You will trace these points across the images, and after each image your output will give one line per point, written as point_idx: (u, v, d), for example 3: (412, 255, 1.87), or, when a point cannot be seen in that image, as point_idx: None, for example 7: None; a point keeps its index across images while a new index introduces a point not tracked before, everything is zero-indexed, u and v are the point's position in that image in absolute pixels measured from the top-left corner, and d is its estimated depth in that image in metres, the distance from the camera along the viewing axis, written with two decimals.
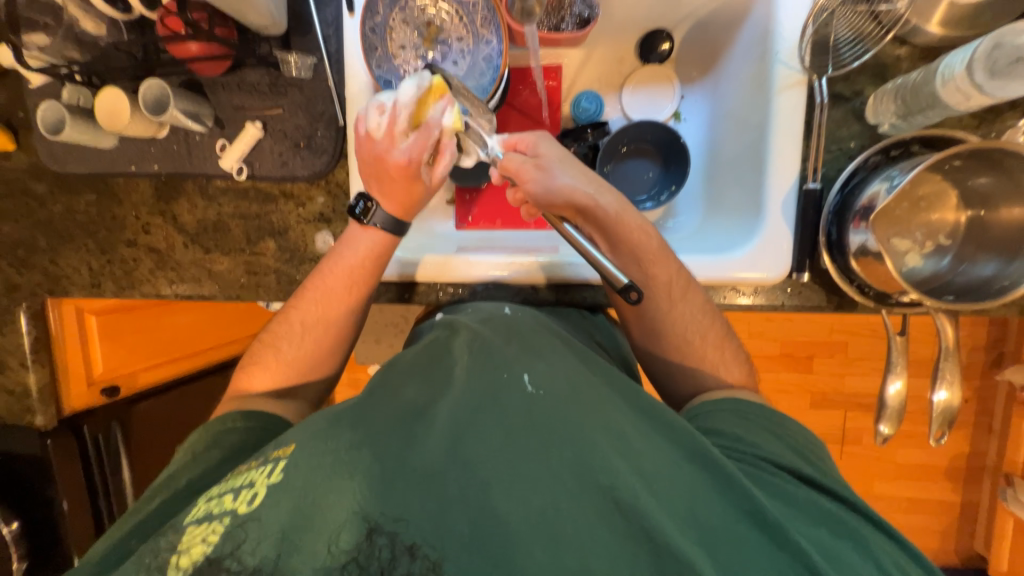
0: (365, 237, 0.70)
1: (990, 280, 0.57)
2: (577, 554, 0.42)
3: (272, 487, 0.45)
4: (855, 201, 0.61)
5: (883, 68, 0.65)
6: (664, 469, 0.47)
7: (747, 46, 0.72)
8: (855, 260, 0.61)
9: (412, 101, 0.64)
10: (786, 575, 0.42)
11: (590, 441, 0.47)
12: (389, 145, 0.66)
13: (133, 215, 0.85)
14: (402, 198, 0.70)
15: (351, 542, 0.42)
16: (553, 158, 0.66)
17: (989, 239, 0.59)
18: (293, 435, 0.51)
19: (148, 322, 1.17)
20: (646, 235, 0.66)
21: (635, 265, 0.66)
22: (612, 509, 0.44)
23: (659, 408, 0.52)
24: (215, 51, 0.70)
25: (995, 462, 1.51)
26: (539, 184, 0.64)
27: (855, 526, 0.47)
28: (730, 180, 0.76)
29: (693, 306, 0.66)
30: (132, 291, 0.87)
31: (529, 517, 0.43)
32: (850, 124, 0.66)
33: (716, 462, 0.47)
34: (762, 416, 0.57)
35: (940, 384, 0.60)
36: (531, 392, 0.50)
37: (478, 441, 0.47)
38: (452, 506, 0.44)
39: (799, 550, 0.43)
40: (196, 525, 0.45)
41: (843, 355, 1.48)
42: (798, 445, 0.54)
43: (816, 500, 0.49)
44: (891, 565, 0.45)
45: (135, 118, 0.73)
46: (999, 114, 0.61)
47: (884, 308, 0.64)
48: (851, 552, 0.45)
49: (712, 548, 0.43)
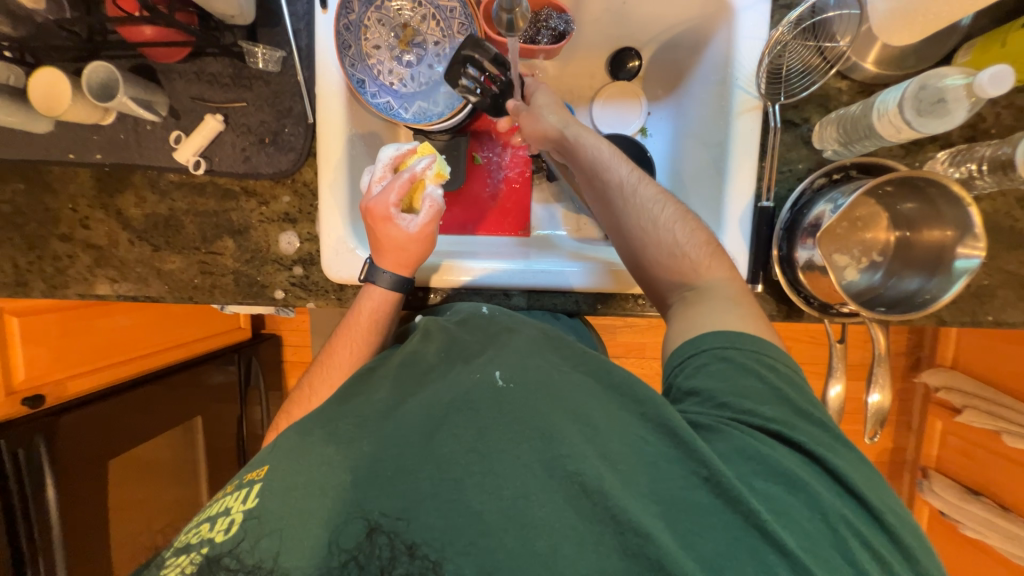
0: (369, 298, 0.71)
1: (916, 293, 0.64)
2: (550, 539, 0.44)
3: (246, 513, 0.48)
4: (804, 219, 0.66)
5: (827, 99, 0.71)
6: (626, 445, 0.49)
7: (708, 70, 0.78)
8: (804, 273, 0.66)
9: (397, 160, 0.71)
10: (738, 538, 0.44)
11: (557, 429, 0.49)
12: (367, 195, 0.68)
13: (69, 208, 0.78)
14: (390, 251, 0.68)
15: (351, 542, 0.45)
16: (544, 97, 0.72)
17: (914, 257, 0.66)
18: (265, 457, 0.54)
19: (77, 325, 1.13)
20: (601, 142, 0.69)
21: (593, 177, 0.69)
22: (579, 493, 0.46)
23: (629, 382, 0.55)
24: (171, 37, 0.67)
25: (913, 457, 1.68)
26: (528, 124, 0.73)
27: (813, 482, 0.48)
28: (692, 194, 0.81)
29: (648, 203, 0.67)
30: (65, 291, 0.80)
31: (500, 508, 0.45)
32: (799, 149, 0.72)
33: (676, 429, 0.49)
34: (745, 358, 0.55)
35: (873, 388, 0.65)
36: (501, 385, 0.54)
37: (455, 433, 0.50)
38: (425, 501, 0.46)
39: (750, 510, 0.44)
40: (175, 556, 0.49)
41: None
42: (777, 389, 0.54)
43: (780, 457, 0.49)
44: (838, 518, 0.46)
45: (76, 102, 0.67)
46: (921, 146, 0.69)
47: (827, 318, 0.70)
48: (800, 505, 0.47)
49: (670, 517, 0.45)
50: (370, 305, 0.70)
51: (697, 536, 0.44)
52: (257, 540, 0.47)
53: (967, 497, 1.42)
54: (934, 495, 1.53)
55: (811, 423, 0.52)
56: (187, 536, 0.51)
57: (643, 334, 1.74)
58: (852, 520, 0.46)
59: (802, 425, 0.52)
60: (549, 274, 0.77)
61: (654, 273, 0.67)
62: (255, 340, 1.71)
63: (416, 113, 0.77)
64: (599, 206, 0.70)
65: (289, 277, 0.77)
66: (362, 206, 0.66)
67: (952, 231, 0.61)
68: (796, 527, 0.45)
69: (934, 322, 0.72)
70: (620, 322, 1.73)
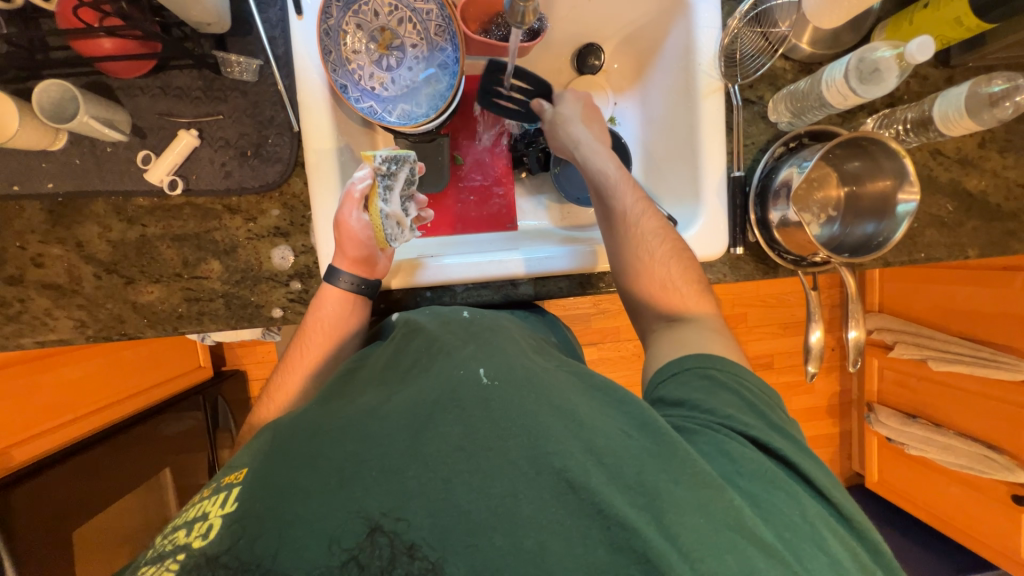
0: (332, 300, 0.70)
1: (872, 236, 0.74)
2: (537, 536, 0.44)
3: (226, 515, 0.48)
4: (773, 182, 0.74)
5: (775, 78, 0.80)
6: (611, 439, 0.51)
7: (667, 60, 0.85)
8: (779, 232, 0.74)
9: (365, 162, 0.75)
10: (722, 531, 0.45)
11: (540, 424, 0.50)
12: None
13: (17, 245, 0.69)
14: (338, 247, 0.69)
15: (352, 541, 0.44)
16: (569, 112, 0.80)
17: (862, 208, 0.76)
18: (245, 460, 0.54)
19: (21, 386, 0.98)
20: (612, 161, 0.77)
21: (599, 195, 0.76)
22: (564, 489, 0.47)
23: (608, 385, 0.60)
24: (134, 50, 0.63)
25: (857, 395, 1.89)
26: (555, 137, 0.81)
27: (789, 483, 0.52)
28: (667, 177, 0.88)
29: (647, 232, 0.73)
30: (19, 340, 0.70)
31: (487, 507, 0.45)
32: (757, 124, 0.80)
33: (657, 427, 0.52)
34: (723, 376, 0.61)
35: (851, 325, 0.75)
36: (486, 383, 0.54)
37: (439, 434, 0.50)
38: (413, 498, 0.46)
39: (730, 502, 0.48)
40: (151, 563, 0.47)
41: (745, 324, 1.79)
42: (749, 403, 0.59)
43: (760, 460, 0.53)
44: (812, 514, 0.50)
45: (26, 127, 0.61)
46: (853, 114, 0.80)
47: (800, 269, 0.79)
48: (779, 499, 0.50)
49: (659, 513, 0.46)
50: (331, 303, 0.70)
51: (680, 528, 0.45)
52: (257, 536, 0.45)
53: (908, 421, 1.62)
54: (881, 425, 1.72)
55: (784, 434, 0.57)
56: (162, 540, 0.50)
57: (614, 318, 1.82)
58: (822, 515, 0.51)
59: (776, 434, 0.57)
60: (495, 266, 0.77)
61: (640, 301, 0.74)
62: (218, 379, 1.58)
63: (400, 116, 0.77)
64: (598, 220, 0.77)
65: (285, 294, 0.74)
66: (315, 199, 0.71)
67: (890, 181, 0.71)
68: (774, 519, 0.49)
69: (881, 265, 0.83)
70: (594, 309, 1.80)
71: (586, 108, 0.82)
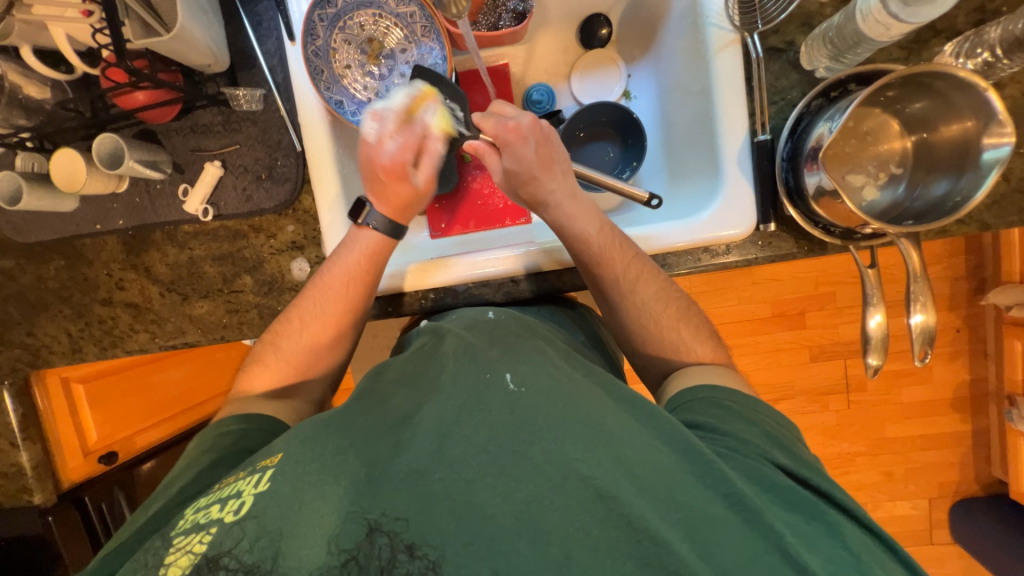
0: (363, 235, 0.72)
1: (945, 198, 0.58)
2: (562, 544, 0.42)
3: (259, 496, 0.45)
4: (805, 145, 0.63)
5: (809, 16, 0.68)
6: (642, 451, 0.47)
7: (678, 19, 0.76)
8: (817, 203, 0.62)
9: (403, 107, 0.72)
10: (762, 557, 0.41)
11: (563, 434, 0.47)
12: (378, 148, 0.72)
13: (105, 273, 0.84)
14: (389, 193, 0.72)
15: (350, 542, 0.42)
16: (524, 159, 0.70)
17: (937, 161, 0.61)
18: (282, 445, 0.51)
19: (137, 384, 1.15)
20: (593, 226, 0.69)
21: (587, 267, 0.69)
22: (591, 496, 0.43)
23: (639, 398, 0.53)
24: (163, 98, 0.72)
25: (996, 387, 1.51)
26: (509, 187, 0.74)
27: (830, 512, 0.46)
28: (687, 149, 0.79)
29: (635, 300, 0.67)
30: (114, 350, 0.86)
31: (512, 512, 0.43)
32: (789, 74, 0.69)
33: (695, 446, 0.48)
34: (741, 406, 0.56)
35: (915, 308, 0.63)
36: (513, 388, 0.51)
37: (464, 438, 0.47)
38: (436, 503, 0.44)
39: (771, 530, 0.43)
40: (184, 536, 0.45)
41: (832, 305, 1.52)
42: (771, 432, 0.54)
43: (795, 487, 0.48)
44: (861, 549, 0.44)
45: (93, 176, 0.73)
46: (925, 43, 0.65)
47: (852, 245, 0.66)
48: (819, 533, 0.45)
49: (693, 533, 0.42)
50: (347, 266, 0.70)
51: (716, 549, 0.42)
52: (257, 538, 0.43)
53: None
54: None
55: (808, 463, 0.52)
56: (191, 517, 0.47)
57: None
58: (872, 547, 0.45)
59: (806, 468, 0.51)
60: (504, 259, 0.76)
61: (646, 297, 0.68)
62: None
63: None
64: (592, 288, 0.71)
65: None
66: (379, 163, 0.71)
67: (972, 121, 0.56)
68: (820, 553, 0.43)
69: (978, 228, 0.67)
70: None
71: (540, 149, 0.71)
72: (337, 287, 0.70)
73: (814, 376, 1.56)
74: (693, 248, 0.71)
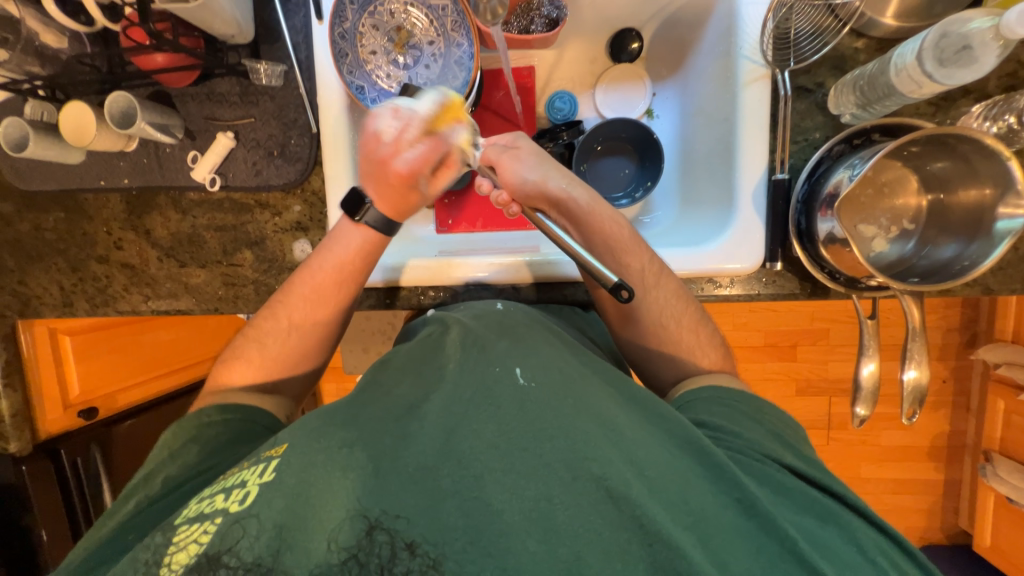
0: (357, 233, 0.70)
1: (952, 261, 0.59)
2: (573, 546, 0.41)
3: (264, 486, 0.46)
4: (821, 190, 0.63)
5: (842, 60, 0.68)
6: (653, 454, 0.47)
7: (712, 43, 0.75)
8: (825, 248, 0.62)
9: (429, 114, 0.65)
10: (777, 565, 0.41)
11: (577, 430, 0.47)
12: (394, 150, 0.66)
13: (105, 231, 0.83)
14: (391, 193, 0.68)
15: (350, 539, 0.42)
16: (528, 148, 0.72)
17: (950, 223, 0.61)
18: (286, 435, 0.51)
19: (128, 341, 1.14)
20: (611, 213, 0.70)
21: (609, 255, 0.68)
22: (602, 498, 0.43)
23: (649, 397, 0.54)
24: (182, 62, 0.70)
25: (974, 440, 1.53)
26: (513, 172, 0.70)
27: (841, 513, 0.47)
28: (703, 176, 0.78)
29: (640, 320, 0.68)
30: (106, 309, 0.85)
31: (520, 510, 0.43)
32: (814, 116, 0.69)
33: (707, 451, 0.48)
34: (743, 404, 0.58)
35: (909, 364, 0.63)
36: (522, 383, 0.51)
37: (473, 434, 0.47)
38: (446, 499, 0.44)
39: (786, 536, 0.43)
40: (189, 525, 0.46)
41: (825, 342, 1.52)
42: (776, 434, 0.55)
43: (805, 488, 0.48)
44: (875, 550, 0.44)
45: (102, 132, 0.72)
46: (953, 101, 0.65)
47: (855, 293, 0.67)
48: (835, 536, 0.45)
49: (703, 536, 0.42)
50: (344, 259, 0.70)
51: (730, 553, 0.42)
52: (257, 536, 0.43)
53: None
54: (999, 481, 1.39)
55: (812, 465, 0.53)
56: (197, 506, 0.48)
57: None
58: (887, 550, 0.45)
59: (812, 467, 0.52)
60: (505, 267, 0.76)
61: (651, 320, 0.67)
62: None
63: None
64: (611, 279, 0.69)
65: None
66: (392, 167, 0.66)
67: (990, 188, 0.56)
68: (836, 558, 0.43)
69: (980, 291, 0.67)
70: None
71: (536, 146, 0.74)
72: (321, 281, 0.69)
73: (798, 410, 1.58)
74: (699, 276, 0.71)
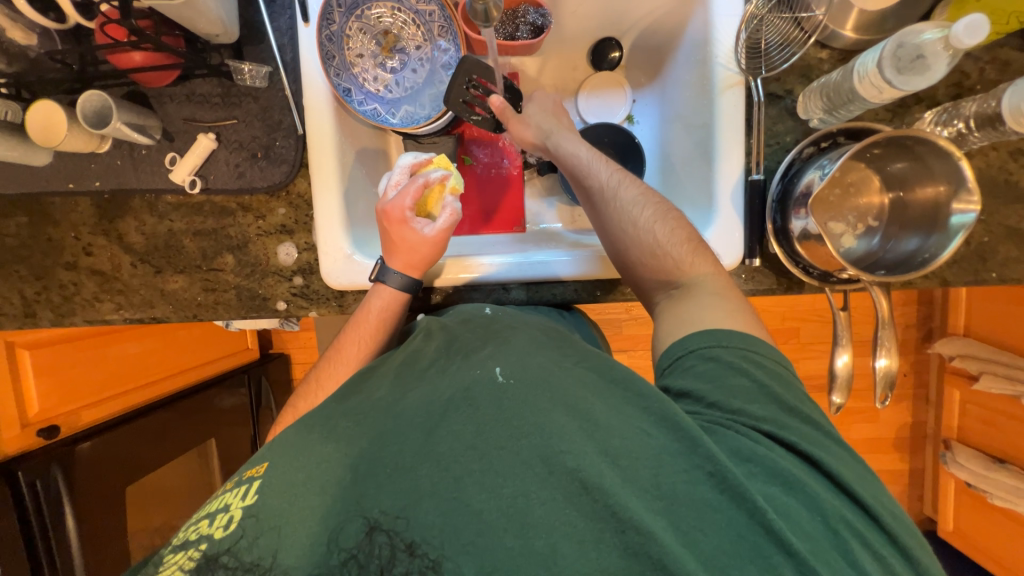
0: (380, 297, 0.70)
1: (915, 253, 0.63)
2: (548, 537, 0.42)
3: (246, 508, 0.46)
4: (795, 189, 0.67)
5: (808, 69, 0.73)
6: (629, 439, 0.47)
7: (688, 51, 0.78)
8: (800, 244, 0.66)
9: (411, 166, 0.73)
10: (745, 537, 0.42)
11: (559, 414, 0.48)
12: (383, 198, 0.71)
13: (73, 236, 0.79)
14: (395, 244, 0.69)
15: (352, 540, 0.43)
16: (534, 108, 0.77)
17: (909, 219, 0.66)
18: (265, 452, 0.52)
19: (93, 354, 1.09)
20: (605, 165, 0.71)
21: (579, 182, 0.72)
22: (578, 491, 0.44)
23: (629, 378, 0.54)
24: (161, 61, 0.68)
25: (933, 430, 1.62)
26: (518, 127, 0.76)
27: (809, 482, 0.47)
28: (683, 177, 0.81)
29: (652, 258, 0.66)
30: (73, 318, 0.81)
31: (499, 507, 0.43)
32: (784, 121, 0.74)
33: (682, 423, 0.47)
34: (730, 356, 0.54)
35: (880, 352, 0.67)
36: (501, 381, 0.51)
37: (462, 420, 0.48)
38: (426, 497, 0.44)
39: (756, 507, 0.43)
40: (174, 552, 0.47)
41: (796, 341, 1.59)
42: (762, 387, 0.53)
43: (776, 457, 0.48)
44: (836, 516, 0.45)
45: (74, 131, 0.68)
46: (907, 108, 0.71)
47: (828, 287, 0.70)
48: (800, 506, 0.46)
49: (674, 514, 0.43)
50: (371, 316, 0.69)
51: (697, 532, 0.43)
52: (253, 539, 0.45)
53: (991, 466, 1.38)
54: (958, 467, 1.47)
55: (798, 421, 0.51)
56: (183, 534, 0.48)
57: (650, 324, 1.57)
58: (851, 520, 0.46)
59: (791, 423, 0.51)
60: (500, 267, 0.77)
61: (634, 269, 0.67)
62: (264, 360, 1.62)
63: (403, 117, 0.78)
64: (610, 223, 0.69)
65: (289, 288, 0.78)
66: (379, 209, 0.69)
67: (944, 186, 0.61)
68: (799, 529, 0.44)
69: (937, 283, 0.72)
70: (626, 315, 1.55)
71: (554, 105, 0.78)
72: (353, 350, 0.68)
73: None
74: None
